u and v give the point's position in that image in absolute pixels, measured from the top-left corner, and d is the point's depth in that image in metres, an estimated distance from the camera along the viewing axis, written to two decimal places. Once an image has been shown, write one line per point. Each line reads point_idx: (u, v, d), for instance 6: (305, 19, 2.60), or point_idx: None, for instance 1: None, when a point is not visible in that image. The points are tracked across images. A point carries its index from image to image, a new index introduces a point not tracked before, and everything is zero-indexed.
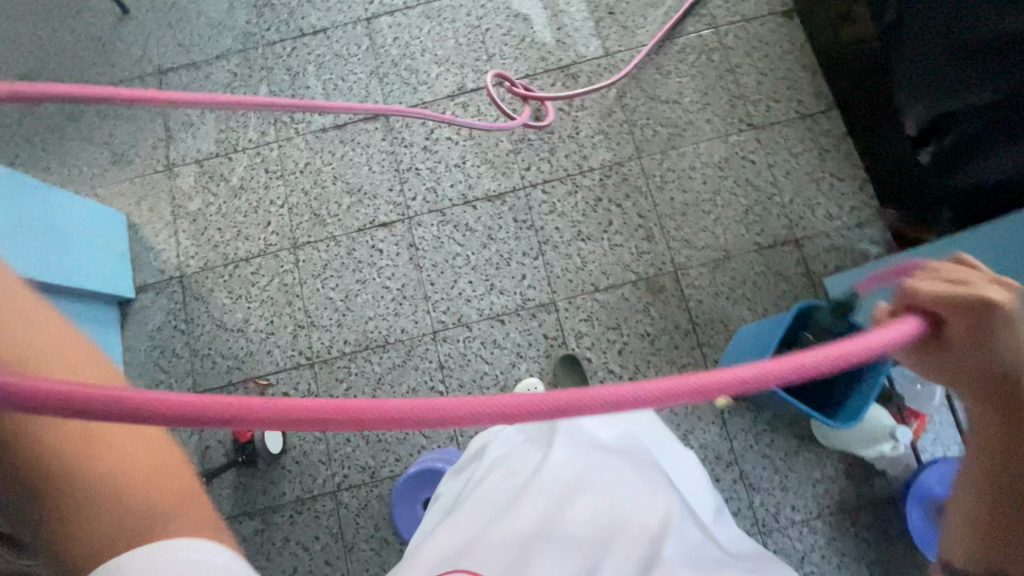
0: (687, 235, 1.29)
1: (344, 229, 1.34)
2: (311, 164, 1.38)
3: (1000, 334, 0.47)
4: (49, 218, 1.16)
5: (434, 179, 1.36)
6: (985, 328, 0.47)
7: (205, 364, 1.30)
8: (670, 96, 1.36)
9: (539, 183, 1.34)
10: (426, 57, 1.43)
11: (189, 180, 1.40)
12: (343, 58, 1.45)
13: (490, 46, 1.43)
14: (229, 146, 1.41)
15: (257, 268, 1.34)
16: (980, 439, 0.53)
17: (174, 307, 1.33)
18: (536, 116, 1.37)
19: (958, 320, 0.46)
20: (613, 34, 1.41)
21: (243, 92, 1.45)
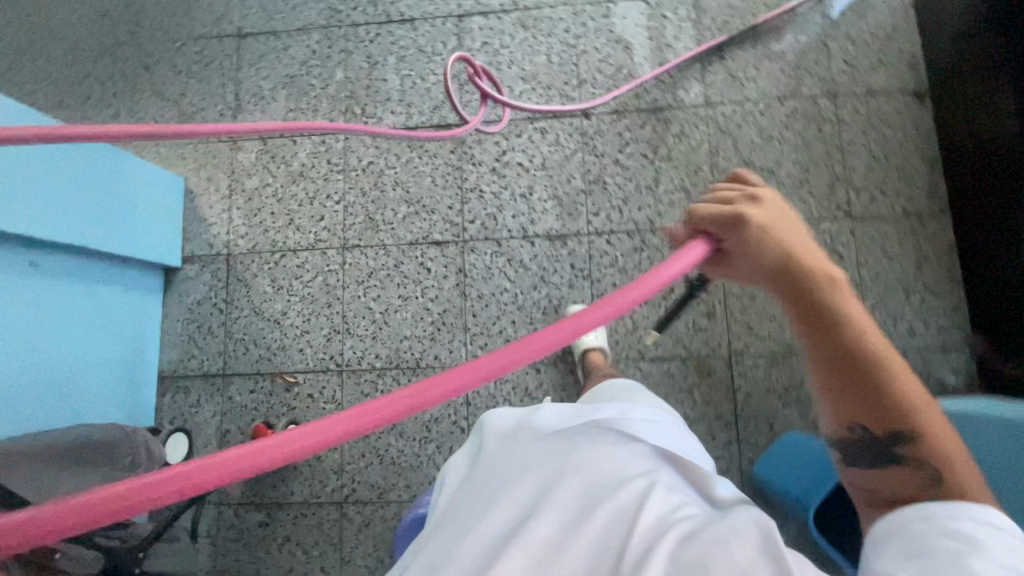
0: (750, 320, 1.20)
1: (395, 239, 1.30)
2: (374, 164, 1.33)
3: (757, 243, 0.57)
4: (116, 186, 1.15)
5: (497, 205, 1.29)
6: (748, 242, 0.58)
7: (238, 348, 1.30)
8: (766, 164, 1.25)
9: (605, 232, 1.26)
10: (513, 70, 1.34)
11: (250, 157, 1.37)
12: (426, 55, 1.37)
13: (583, 70, 1.32)
14: (296, 128, 1.37)
15: (303, 261, 1.31)
16: (815, 371, 0.58)
17: (217, 284, 1.33)
18: (616, 158, 1.28)
19: (726, 236, 0.59)
20: (719, 81, 1.29)
21: (318, 73, 1.39)
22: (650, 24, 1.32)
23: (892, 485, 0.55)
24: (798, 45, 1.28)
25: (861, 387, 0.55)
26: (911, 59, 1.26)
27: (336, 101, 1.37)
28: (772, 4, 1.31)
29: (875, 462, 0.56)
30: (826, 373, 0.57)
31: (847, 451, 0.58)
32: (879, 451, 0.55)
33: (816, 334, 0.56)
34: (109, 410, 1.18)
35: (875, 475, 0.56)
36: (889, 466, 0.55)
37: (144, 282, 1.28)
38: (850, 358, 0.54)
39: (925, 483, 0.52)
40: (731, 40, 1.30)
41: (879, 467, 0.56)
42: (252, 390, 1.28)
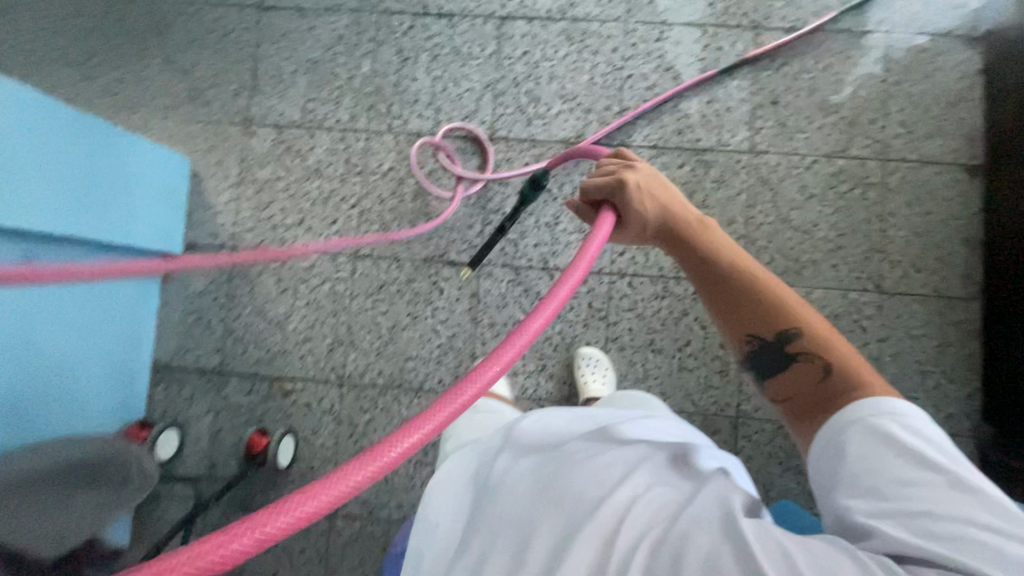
0: None
1: (410, 254, 1.25)
2: (395, 170, 1.26)
3: (636, 200, 0.74)
4: (121, 174, 1.08)
5: (520, 231, 1.24)
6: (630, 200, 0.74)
7: (237, 346, 1.26)
8: (803, 223, 1.20)
9: (627, 273, 1.21)
10: (552, 86, 1.26)
11: (264, 145, 1.29)
12: (462, 56, 1.27)
13: (626, 96, 1.24)
14: (315, 120, 1.28)
15: (311, 265, 1.26)
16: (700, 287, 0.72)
17: (219, 277, 1.27)
18: None
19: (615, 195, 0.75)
20: (767, 128, 1.22)
21: (344, 61, 1.29)
22: (704, 55, 1.24)
23: (803, 396, 0.64)
24: (855, 99, 1.21)
25: (753, 310, 0.67)
26: (970, 131, 1.20)
27: (360, 95, 1.28)
28: (836, 49, 1.22)
29: (783, 369, 0.65)
30: (719, 302, 0.70)
31: (759, 370, 0.67)
32: (779, 360, 0.66)
33: (713, 271, 0.70)
34: (95, 405, 1.12)
35: (780, 384, 0.66)
36: (788, 369, 0.65)
37: (128, 267, 1.19)
38: (737, 287, 0.68)
39: (824, 381, 0.62)
40: (786, 84, 1.22)
41: (786, 372, 0.65)
42: (249, 392, 1.25)
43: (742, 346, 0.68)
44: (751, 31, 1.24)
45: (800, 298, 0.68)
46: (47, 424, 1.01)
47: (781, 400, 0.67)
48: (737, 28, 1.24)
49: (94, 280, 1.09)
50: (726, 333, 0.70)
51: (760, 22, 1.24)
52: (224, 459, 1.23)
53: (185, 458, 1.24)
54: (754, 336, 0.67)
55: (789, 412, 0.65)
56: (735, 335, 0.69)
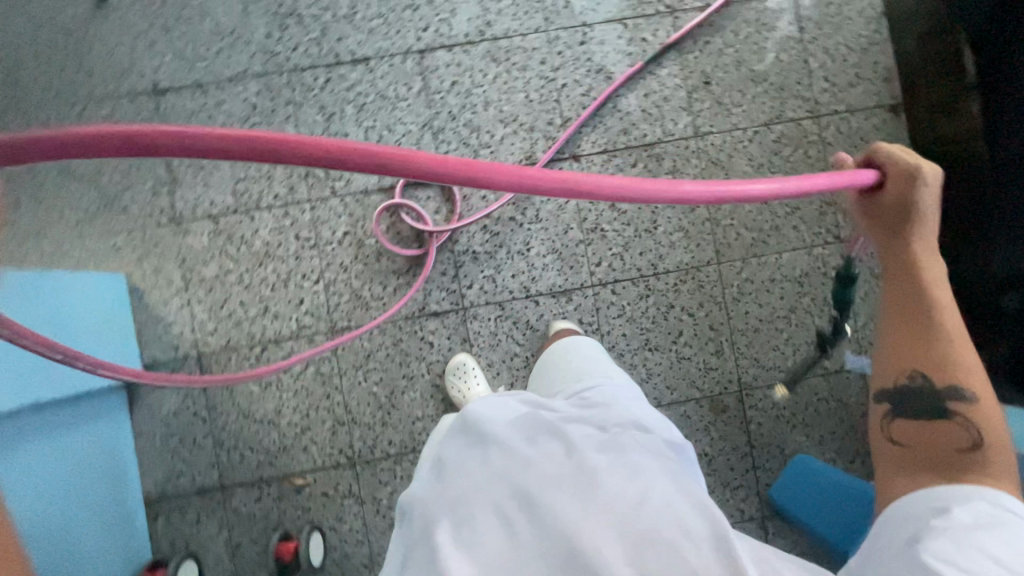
0: (756, 353, 1.23)
1: (389, 316, 1.20)
2: (350, 234, 1.20)
3: (915, 196, 0.67)
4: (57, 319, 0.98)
5: (494, 266, 1.21)
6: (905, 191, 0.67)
7: (232, 456, 1.18)
8: None
9: (608, 282, 1.22)
10: (489, 112, 1.22)
11: (201, 240, 1.19)
12: (389, 100, 1.21)
13: (565, 107, 1.23)
14: (250, 201, 1.19)
15: (289, 352, 1.19)
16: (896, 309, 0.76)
17: (192, 391, 1.18)
18: (612, 203, 1.22)
19: (895, 186, 0.68)
20: (705, 109, 1.24)
21: (264, 131, 1.20)
22: (630, 49, 1.23)
23: (927, 445, 0.71)
24: (779, 63, 1.25)
25: (923, 351, 0.73)
26: (886, 73, 1.26)
27: (292, 163, 1.20)
28: (751, 18, 1.25)
29: (928, 416, 0.71)
30: (908, 325, 0.75)
31: (903, 405, 0.73)
32: (927, 403, 0.72)
33: (914, 293, 0.74)
34: (95, 558, 1.04)
35: (911, 423, 0.72)
36: (937, 419, 0.70)
37: (88, 406, 1.08)
38: (929, 319, 0.73)
39: (968, 452, 0.68)
40: (713, 62, 1.24)
41: (927, 420, 0.71)
42: (258, 499, 1.18)
43: (900, 378, 0.74)
44: (669, 16, 1.24)
45: (983, 388, 0.71)
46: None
47: (904, 436, 0.73)
48: (655, 15, 1.24)
49: (49, 440, 0.98)
50: (886, 362, 0.76)
51: (675, 6, 1.24)
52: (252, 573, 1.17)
53: None
54: (919, 374, 0.73)
55: (903, 452, 0.73)
56: (902, 365, 0.75)
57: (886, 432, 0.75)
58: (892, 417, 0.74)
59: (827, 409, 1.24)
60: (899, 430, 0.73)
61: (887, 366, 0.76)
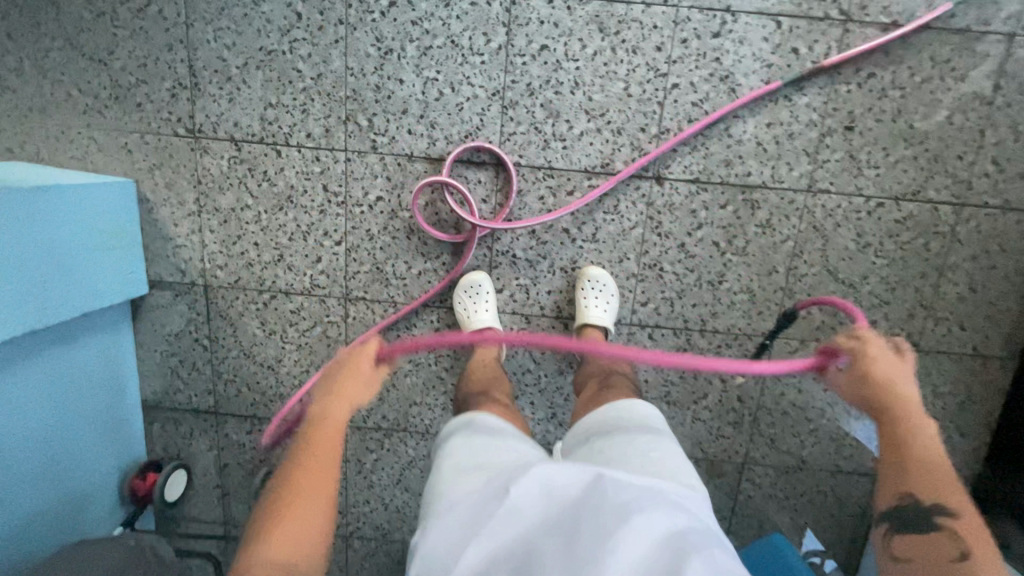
0: (774, 434, 1.16)
1: (407, 298, 1.11)
2: (383, 201, 1.06)
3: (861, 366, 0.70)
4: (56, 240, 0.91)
5: (531, 276, 1.09)
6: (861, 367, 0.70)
7: (228, 389, 1.18)
8: (851, 276, 1.07)
9: (648, 324, 1.11)
10: (575, 96, 0.99)
11: (220, 164, 1.05)
12: (460, 50, 0.98)
13: (667, 114, 1.00)
14: (280, 134, 1.03)
15: (298, 307, 1.12)
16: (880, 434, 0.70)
17: (196, 318, 1.14)
18: (682, 242, 1.06)
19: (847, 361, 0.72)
20: (832, 161, 1.01)
21: (307, 52, 0.99)
22: (772, 60, 0.97)
23: (927, 566, 0.60)
24: (947, 125, 0.99)
25: (916, 475, 0.64)
26: None
27: (333, 100, 1.01)
28: (940, 57, 0.96)
29: (921, 533, 0.61)
30: (897, 456, 0.67)
31: (899, 519, 0.63)
32: (923, 523, 0.61)
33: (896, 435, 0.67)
34: (89, 465, 1.09)
35: (908, 543, 0.61)
36: (929, 536, 0.60)
37: (88, 326, 1.05)
38: (891, 434, 0.68)
39: (955, 564, 0.58)
40: (867, 103, 0.98)
41: (921, 537, 0.61)
42: (249, 431, 1.21)
43: (897, 495, 0.64)
44: (838, 27, 0.95)
45: (972, 504, 0.62)
46: (28, 506, 0.97)
47: (902, 556, 0.62)
48: (821, 21, 0.95)
49: (42, 363, 0.97)
50: (885, 479, 0.66)
51: (852, 14, 0.95)
52: (236, 491, 1.24)
53: (194, 490, 1.24)
54: (914, 495, 0.63)
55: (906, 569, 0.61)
56: (901, 485, 0.64)
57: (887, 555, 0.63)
58: (889, 535, 0.63)
59: (823, 502, 1.20)
60: (895, 551, 0.62)
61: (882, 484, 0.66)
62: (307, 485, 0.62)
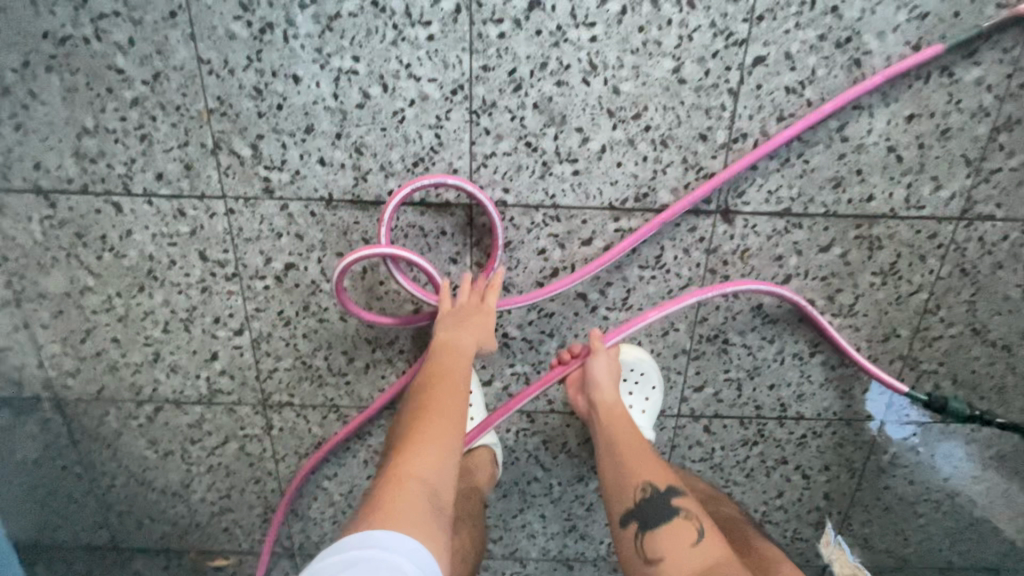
0: (871, 533, 0.86)
1: (353, 400, 0.76)
2: (297, 270, 0.68)
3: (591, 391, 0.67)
4: None
5: (532, 361, 0.73)
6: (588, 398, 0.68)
7: (125, 521, 0.86)
8: (1007, 335, 0.72)
9: (703, 414, 0.76)
10: (591, 88, 0.59)
11: (30, 229, 0.66)
12: (389, 18, 0.57)
13: (744, 109, 0.60)
14: (113, 177, 0.64)
15: (198, 418, 0.77)
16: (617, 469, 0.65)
17: (57, 440, 0.80)
18: (758, 303, 0.70)
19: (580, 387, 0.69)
20: (1006, 170, 0.63)
21: (128, 37, 0.58)
22: (927, 7, 0.56)
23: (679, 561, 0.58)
24: None
25: (617, 462, 0.65)
26: None
27: (189, 117, 0.61)
28: None
29: (665, 520, 0.61)
30: (611, 451, 0.66)
31: (645, 520, 0.61)
32: (663, 513, 0.61)
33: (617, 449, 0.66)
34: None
35: (654, 540, 0.60)
36: (669, 521, 0.61)
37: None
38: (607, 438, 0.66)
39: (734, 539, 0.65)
40: None
41: (665, 526, 0.60)
42: (165, 567, 0.90)
43: (633, 491, 0.63)
44: None
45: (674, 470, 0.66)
46: None
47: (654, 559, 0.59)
48: None
49: None
50: (617, 485, 0.64)
51: None
52: None
53: None
54: (649, 484, 0.63)
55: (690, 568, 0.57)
56: (628, 479, 0.64)
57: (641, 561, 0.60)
58: (640, 536, 0.61)
59: None
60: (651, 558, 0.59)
61: (617, 489, 0.64)
62: (426, 433, 0.57)
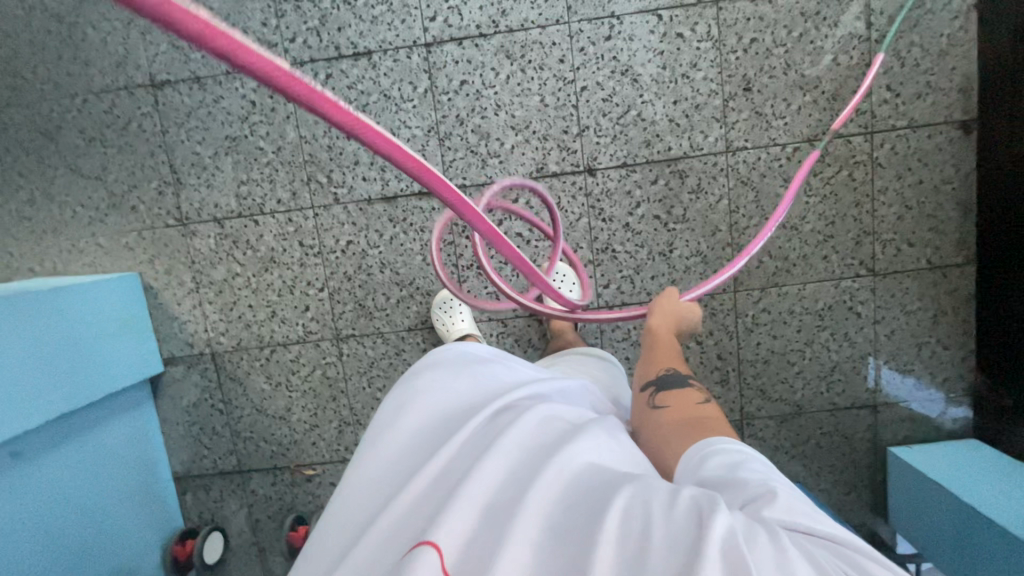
0: (763, 384, 1.20)
1: (392, 326, 1.20)
2: (354, 244, 1.18)
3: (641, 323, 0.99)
4: (81, 335, 1.05)
5: (499, 282, 1.18)
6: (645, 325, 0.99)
7: (248, 445, 1.27)
8: (789, 219, 1.14)
9: (615, 305, 1.18)
10: (500, 116, 1.13)
11: (208, 242, 1.19)
12: (393, 100, 1.13)
13: (583, 113, 1.12)
14: (254, 206, 1.17)
15: (297, 355, 1.23)
16: (647, 359, 0.90)
17: (209, 386, 1.25)
18: (626, 222, 1.15)
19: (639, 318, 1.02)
20: (741, 121, 1.11)
21: (265, 132, 1.15)
22: (662, 48, 1.09)
23: (678, 406, 0.76)
24: (835, 67, 1.09)
25: (652, 358, 0.89)
26: (964, 81, 1.08)
27: (294, 167, 1.16)
28: (811, 12, 1.07)
29: (678, 388, 0.80)
30: (650, 349, 0.91)
31: (660, 383, 0.81)
32: (677, 383, 0.81)
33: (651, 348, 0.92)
34: (124, 546, 1.16)
35: (664, 393, 0.79)
36: (679, 388, 0.80)
37: (106, 415, 1.14)
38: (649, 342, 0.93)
39: None
40: (757, 65, 1.09)
41: (677, 390, 0.79)
42: (273, 483, 1.28)
43: (659, 370, 0.85)
44: (712, 7, 1.08)
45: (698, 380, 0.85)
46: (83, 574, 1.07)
47: (660, 407, 0.77)
48: (695, 6, 1.08)
49: (81, 443, 1.09)
50: (649, 368, 0.87)
51: None
52: (271, 544, 1.29)
53: (233, 551, 1.30)
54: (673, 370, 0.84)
55: (660, 411, 0.75)
56: (658, 366, 0.86)
57: (648, 407, 0.78)
58: (653, 392, 0.80)
59: (830, 443, 1.22)
60: (657, 402, 0.78)
61: (647, 372, 0.87)
62: None
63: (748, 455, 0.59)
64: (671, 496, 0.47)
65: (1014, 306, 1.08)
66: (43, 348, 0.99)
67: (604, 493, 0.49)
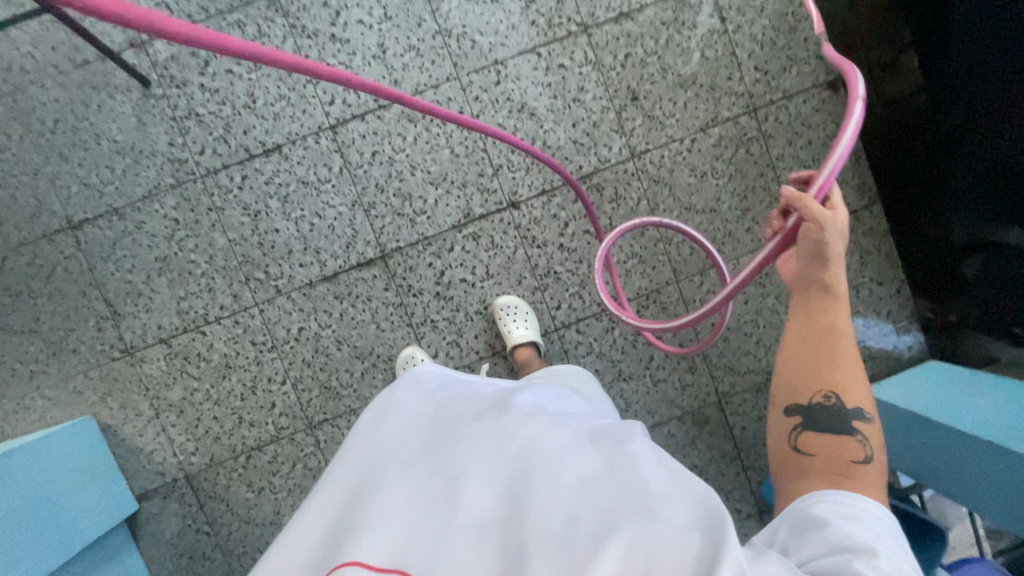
0: (730, 361, 1.24)
1: (362, 400, 1.19)
2: (306, 329, 1.18)
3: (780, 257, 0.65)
4: (59, 485, 1.04)
5: (455, 330, 1.20)
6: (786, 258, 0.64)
7: (244, 562, 1.21)
8: (706, 204, 1.21)
9: (571, 323, 1.21)
10: (417, 176, 1.17)
11: (158, 365, 1.17)
12: (312, 186, 1.17)
13: (494, 154, 1.18)
14: (198, 318, 1.17)
15: (273, 454, 1.20)
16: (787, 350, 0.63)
17: (190, 510, 1.20)
18: (560, 244, 1.20)
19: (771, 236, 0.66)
20: (637, 127, 1.19)
21: (193, 245, 1.16)
22: (548, 80, 1.17)
23: (825, 461, 0.57)
24: (705, 61, 1.19)
25: (801, 358, 0.61)
26: (818, 48, 1.21)
27: (229, 271, 1.17)
28: (669, 21, 1.18)
29: (836, 432, 0.57)
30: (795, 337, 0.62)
31: (813, 418, 0.59)
32: (835, 423, 0.58)
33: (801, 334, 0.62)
34: None
35: (816, 438, 0.58)
36: (837, 433, 0.57)
37: (94, 566, 1.10)
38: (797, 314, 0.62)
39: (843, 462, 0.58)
40: (637, 75, 1.18)
41: (833, 435, 0.57)
42: None
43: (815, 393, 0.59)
44: (582, 35, 1.17)
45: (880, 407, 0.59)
46: None
47: (804, 452, 0.59)
48: (568, 37, 1.17)
49: None
50: (791, 378, 0.61)
51: (588, 22, 1.17)
52: None
53: None
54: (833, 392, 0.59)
55: (803, 463, 0.59)
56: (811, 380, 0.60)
57: (789, 446, 0.60)
58: (800, 431, 0.59)
59: None
60: (802, 444, 0.59)
61: (792, 384, 0.61)
62: None
63: (866, 507, 0.50)
64: (686, 511, 0.46)
65: (924, 229, 1.16)
66: (27, 505, 0.97)
67: (612, 501, 0.47)
